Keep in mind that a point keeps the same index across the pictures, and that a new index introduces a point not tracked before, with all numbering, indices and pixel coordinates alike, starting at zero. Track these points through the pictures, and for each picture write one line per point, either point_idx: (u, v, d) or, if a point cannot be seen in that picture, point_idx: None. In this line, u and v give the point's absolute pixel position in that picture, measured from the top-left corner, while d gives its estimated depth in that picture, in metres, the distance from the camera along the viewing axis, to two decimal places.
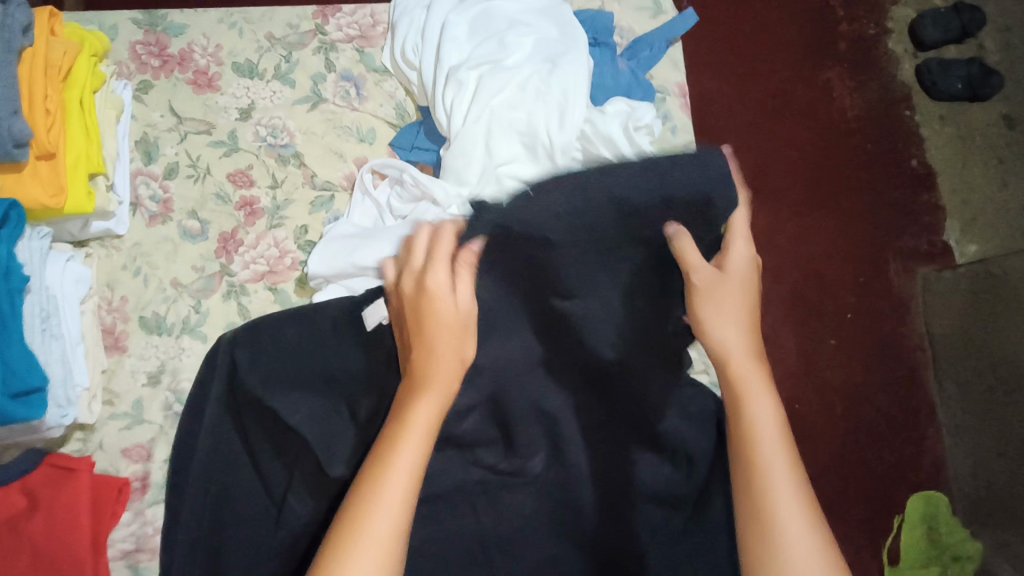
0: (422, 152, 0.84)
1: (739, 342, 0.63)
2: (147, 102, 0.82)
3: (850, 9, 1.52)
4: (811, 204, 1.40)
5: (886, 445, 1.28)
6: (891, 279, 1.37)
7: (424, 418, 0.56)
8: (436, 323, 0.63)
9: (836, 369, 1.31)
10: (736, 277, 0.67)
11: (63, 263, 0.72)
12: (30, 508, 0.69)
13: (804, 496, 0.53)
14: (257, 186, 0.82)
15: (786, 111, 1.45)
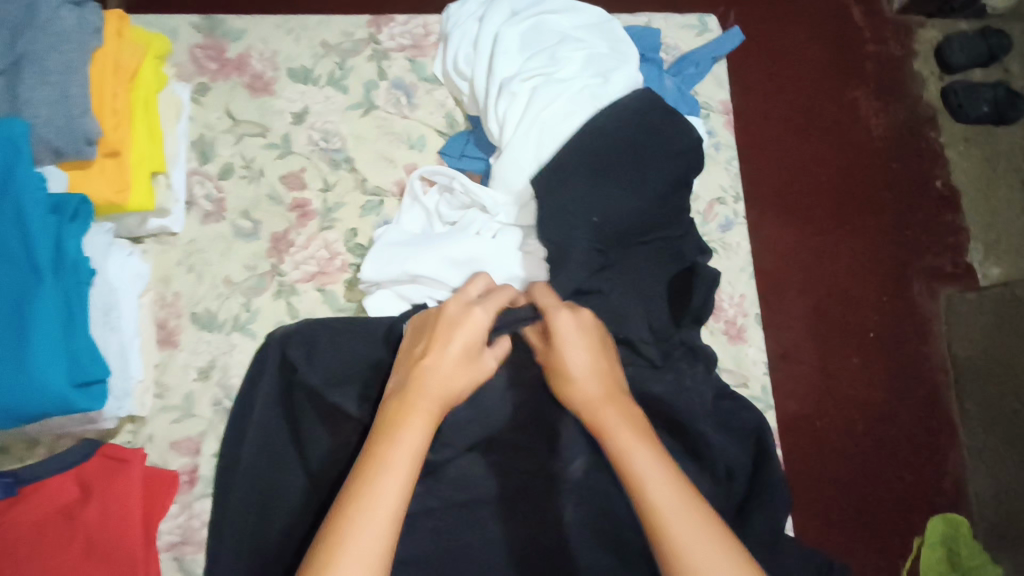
0: (471, 160, 0.85)
1: (593, 395, 0.61)
2: (204, 104, 0.84)
3: (876, 30, 1.53)
4: (841, 222, 1.40)
5: (907, 465, 1.27)
6: (914, 299, 1.38)
7: (416, 435, 0.54)
8: (453, 352, 0.62)
9: (859, 387, 1.30)
10: (566, 335, 0.65)
11: (123, 258, 0.72)
12: (83, 496, 0.70)
13: (692, 519, 0.50)
14: (308, 189, 0.83)
15: (817, 129, 1.45)
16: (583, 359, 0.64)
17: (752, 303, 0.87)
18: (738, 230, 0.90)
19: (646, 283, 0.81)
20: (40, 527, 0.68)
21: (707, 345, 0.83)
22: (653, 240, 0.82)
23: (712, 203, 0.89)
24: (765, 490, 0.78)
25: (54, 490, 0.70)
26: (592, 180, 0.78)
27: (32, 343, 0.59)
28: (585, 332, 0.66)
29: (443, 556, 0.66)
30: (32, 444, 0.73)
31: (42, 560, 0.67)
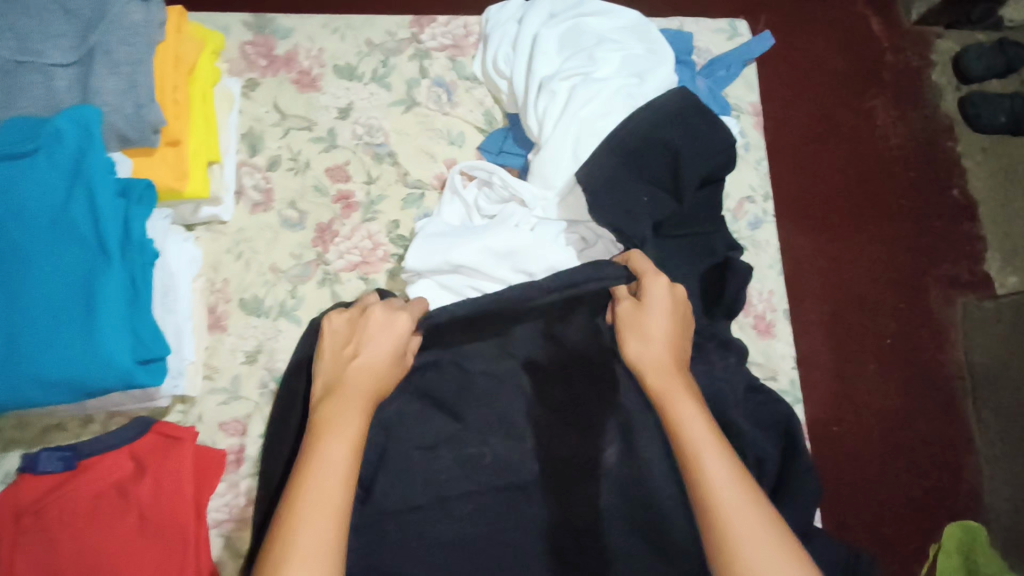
0: (510, 156, 0.88)
1: (663, 360, 0.67)
2: (254, 98, 0.88)
3: (894, 40, 1.55)
4: (861, 227, 1.42)
5: (923, 471, 1.28)
6: (930, 306, 1.39)
7: (351, 424, 0.59)
8: (376, 351, 0.67)
9: (877, 390, 1.32)
10: (654, 302, 0.70)
11: (180, 244, 0.75)
12: (137, 472, 0.73)
13: (741, 487, 0.56)
14: (352, 181, 0.86)
15: (838, 135, 1.46)
16: (664, 328, 0.69)
17: (781, 299, 0.89)
18: (767, 229, 0.92)
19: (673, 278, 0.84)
20: (97, 501, 0.71)
21: (737, 339, 0.85)
22: (684, 237, 0.85)
23: (742, 201, 0.92)
24: (793, 482, 0.79)
25: (108, 465, 0.72)
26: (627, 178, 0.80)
27: (101, 319, 0.62)
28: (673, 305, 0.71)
29: (482, 538, 0.68)
30: (87, 421, 0.76)
31: (100, 532, 0.70)
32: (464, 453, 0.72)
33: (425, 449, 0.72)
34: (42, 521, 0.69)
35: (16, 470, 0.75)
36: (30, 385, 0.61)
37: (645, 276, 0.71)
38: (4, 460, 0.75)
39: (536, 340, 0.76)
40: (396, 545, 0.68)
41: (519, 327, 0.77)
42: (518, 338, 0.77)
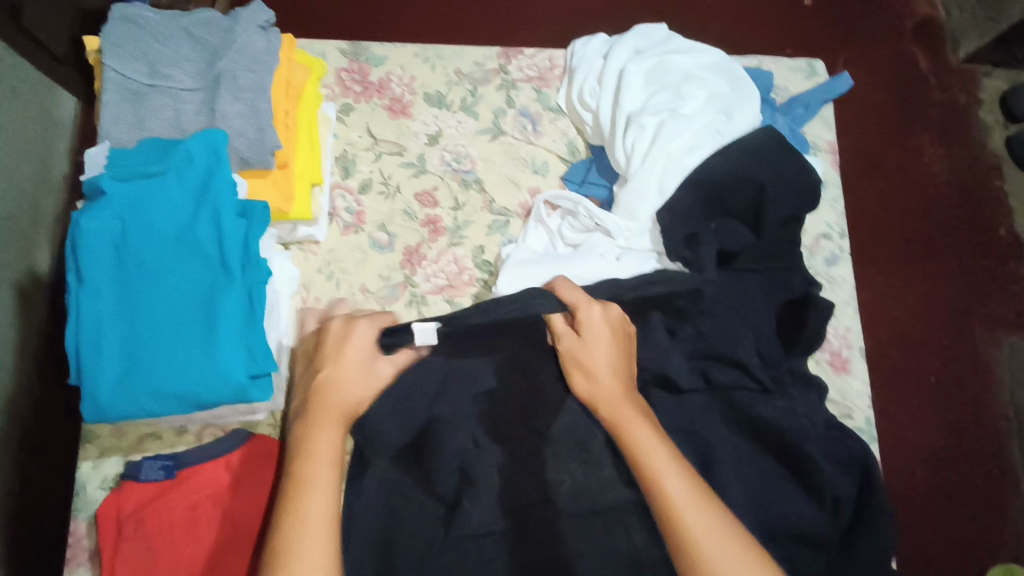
0: (593, 187, 0.91)
1: (608, 395, 0.70)
2: (348, 122, 0.91)
3: (942, 77, 1.55)
4: (914, 263, 1.42)
5: (968, 511, 1.26)
6: (975, 344, 1.39)
7: (329, 440, 0.62)
8: (347, 368, 0.68)
9: (922, 428, 1.31)
10: (594, 331, 0.73)
11: (281, 262, 0.79)
12: (233, 486, 0.74)
13: (696, 503, 0.59)
14: (440, 206, 0.89)
15: (890, 172, 1.48)
16: (607, 355, 0.72)
17: (857, 336, 0.90)
18: (844, 266, 0.92)
19: (750, 310, 0.85)
20: (194, 512, 0.72)
21: (818, 377, 0.86)
22: (762, 271, 0.86)
23: (818, 238, 0.92)
24: (872, 525, 0.78)
25: (206, 476, 0.74)
26: (700, 215, 0.83)
27: (220, 336, 0.64)
28: (614, 330, 0.74)
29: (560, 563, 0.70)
30: (182, 431, 0.79)
31: (197, 542, 0.70)
32: (544, 477, 0.75)
33: (503, 473, 0.75)
34: (141, 529, 0.71)
35: (115, 476, 0.77)
36: (148, 395, 0.64)
37: (577, 307, 0.74)
38: (103, 465, 0.77)
39: None
40: (475, 566, 0.70)
41: None
42: None
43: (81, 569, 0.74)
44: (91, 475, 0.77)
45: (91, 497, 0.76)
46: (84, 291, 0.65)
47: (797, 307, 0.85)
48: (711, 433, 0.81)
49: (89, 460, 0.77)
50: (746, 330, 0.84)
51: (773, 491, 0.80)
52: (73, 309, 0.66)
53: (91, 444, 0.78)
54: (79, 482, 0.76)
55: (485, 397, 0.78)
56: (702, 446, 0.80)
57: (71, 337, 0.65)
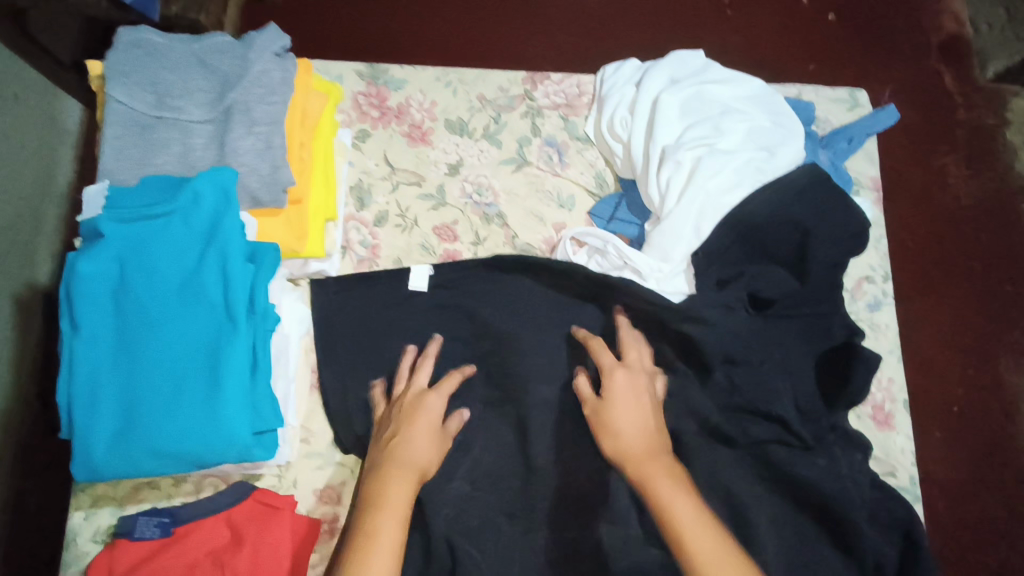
0: (622, 224, 0.85)
1: (638, 451, 0.67)
2: (364, 150, 0.86)
3: (968, 96, 1.49)
4: (945, 293, 1.36)
5: (991, 550, 1.20)
6: (1001, 375, 1.32)
7: (400, 497, 0.63)
8: (425, 431, 0.70)
9: (946, 464, 1.25)
10: (622, 392, 0.71)
11: (292, 302, 0.75)
12: (234, 543, 0.69)
13: (728, 564, 0.58)
14: (460, 241, 0.84)
15: (918, 195, 1.41)
16: (639, 413, 0.70)
17: (901, 388, 0.84)
18: (887, 312, 0.87)
19: (784, 352, 0.79)
20: (190, 572, 0.67)
21: (859, 433, 0.80)
22: (800, 317, 0.80)
23: (860, 281, 0.87)
24: None
25: (206, 533, 0.69)
26: (730, 256, 0.80)
27: (224, 393, 0.59)
28: (639, 386, 0.72)
29: None
30: (180, 480, 0.74)
31: None
32: (565, 533, 0.73)
33: (519, 524, 0.74)
34: None
35: (108, 527, 0.72)
36: (146, 456, 0.59)
37: (607, 368, 0.73)
38: (96, 516, 0.72)
39: None
40: None
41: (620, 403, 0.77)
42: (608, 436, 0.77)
43: None
44: (83, 526, 0.72)
45: (83, 550, 0.71)
46: (79, 341, 0.60)
47: (832, 355, 0.82)
48: (743, 485, 0.76)
49: (81, 510, 0.72)
50: (784, 378, 0.78)
51: (811, 554, 0.75)
52: (66, 360, 0.61)
53: (83, 493, 0.73)
54: (70, 534, 0.72)
55: (498, 446, 0.77)
56: (734, 499, 0.75)
57: (63, 391, 0.61)
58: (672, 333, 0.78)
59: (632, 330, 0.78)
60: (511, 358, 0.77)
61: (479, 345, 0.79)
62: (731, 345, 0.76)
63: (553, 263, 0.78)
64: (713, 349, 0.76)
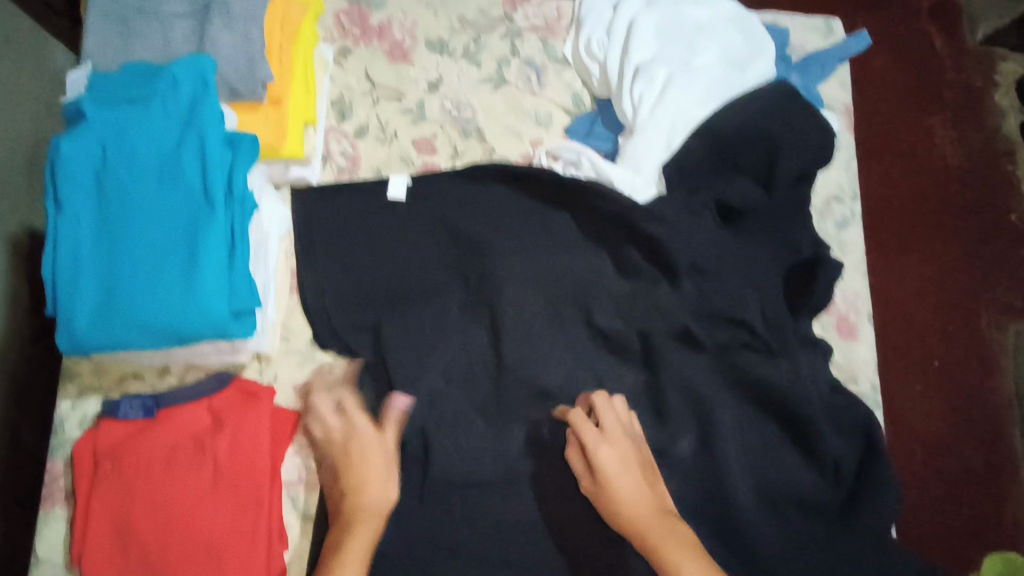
0: (597, 139, 0.87)
1: (644, 518, 0.68)
2: (346, 67, 0.88)
3: (957, 58, 1.49)
4: (927, 248, 1.38)
5: (964, 498, 1.23)
6: (980, 330, 1.34)
7: (354, 561, 0.66)
8: (369, 473, 0.71)
9: (920, 414, 1.28)
10: (612, 470, 0.71)
11: (272, 201, 0.77)
12: (215, 426, 0.73)
13: None
14: (438, 154, 0.86)
15: (901, 153, 1.43)
16: (634, 482, 0.71)
17: (866, 301, 0.87)
18: (855, 230, 0.89)
19: (753, 266, 0.81)
20: (173, 453, 0.72)
21: (822, 340, 0.83)
22: (770, 231, 0.82)
23: (829, 201, 0.89)
24: (872, 496, 0.78)
25: (187, 418, 0.74)
26: (701, 168, 0.81)
27: (200, 269, 0.62)
28: (627, 456, 0.72)
29: (557, 520, 0.77)
30: (164, 373, 0.78)
31: (173, 481, 0.71)
32: (538, 431, 0.78)
33: (494, 421, 0.79)
34: (116, 468, 0.71)
35: (93, 416, 0.77)
36: (127, 329, 0.62)
37: (592, 446, 0.72)
38: (83, 404, 0.77)
39: (607, 300, 0.80)
40: (463, 520, 0.76)
41: (593, 307, 0.80)
42: (573, 338, 0.80)
43: (57, 509, 0.75)
44: (70, 414, 0.77)
45: (68, 436, 0.76)
46: (63, 219, 0.63)
47: (800, 268, 0.83)
48: (708, 387, 0.79)
49: (69, 399, 0.77)
50: (751, 288, 0.80)
51: (770, 456, 0.80)
52: (51, 238, 0.63)
53: (71, 383, 0.78)
54: (58, 420, 0.77)
55: (472, 347, 0.80)
56: (699, 402, 0.79)
57: (48, 267, 0.63)
58: (642, 242, 0.80)
59: (604, 395, 0.76)
60: (489, 262, 0.80)
61: (454, 253, 0.81)
62: (697, 256, 0.79)
63: (530, 171, 0.81)
64: (681, 254, 0.79)
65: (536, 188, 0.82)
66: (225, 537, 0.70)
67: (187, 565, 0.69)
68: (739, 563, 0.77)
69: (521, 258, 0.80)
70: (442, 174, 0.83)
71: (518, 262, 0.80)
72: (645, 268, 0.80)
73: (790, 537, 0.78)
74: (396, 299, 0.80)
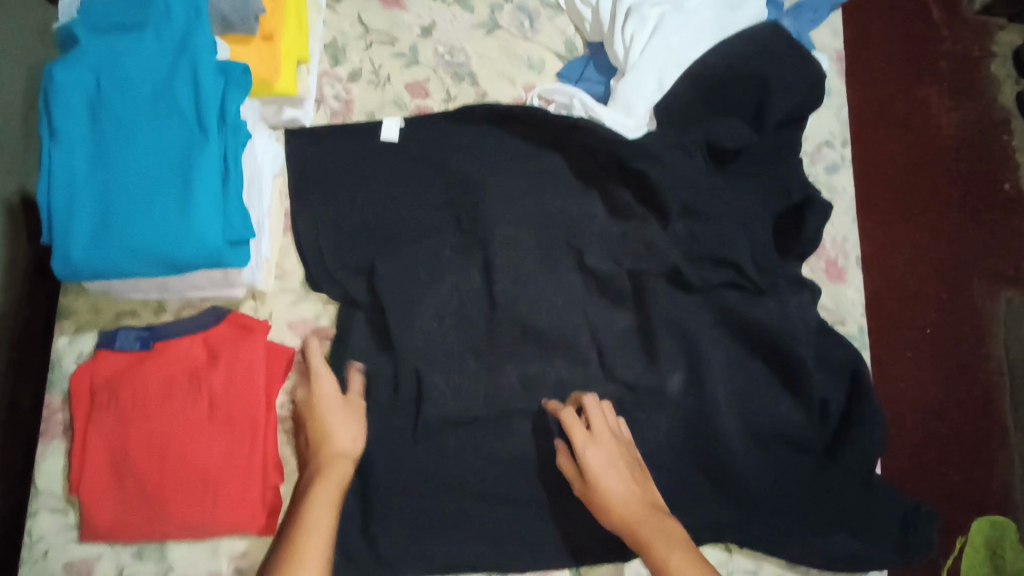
0: (589, 84, 0.88)
1: (632, 515, 0.69)
2: (339, 11, 0.88)
3: (952, 28, 1.40)
4: (923, 216, 1.31)
5: (954, 463, 1.19)
6: (972, 300, 1.28)
7: (323, 509, 0.67)
8: (333, 419, 0.73)
9: (912, 382, 1.22)
10: (599, 468, 0.71)
11: (266, 139, 0.78)
12: (210, 360, 0.74)
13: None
14: (431, 98, 0.86)
15: (898, 118, 1.34)
16: (623, 481, 0.71)
17: (854, 246, 0.88)
18: (846, 175, 0.90)
19: (744, 208, 0.82)
20: (168, 385, 0.73)
21: (811, 280, 0.84)
22: (762, 174, 0.82)
23: (820, 146, 0.90)
24: (860, 434, 0.78)
25: (183, 351, 0.75)
26: (692, 110, 0.82)
27: (194, 195, 0.63)
28: (615, 455, 0.72)
29: (547, 456, 0.78)
30: (160, 311, 0.79)
31: (170, 411, 0.72)
32: (529, 370, 0.79)
33: (485, 360, 0.79)
34: (114, 398, 0.72)
35: (90, 351, 0.78)
36: (122, 254, 0.62)
37: (579, 445, 0.72)
38: (79, 341, 0.78)
39: (599, 241, 0.80)
40: (454, 456, 0.77)
41: (585, 247, 0.80)
42: (565, 279, 0.80)
43: (55, 442, 0.77)
44: (67, 349, 0.78)
45: (65, 371, 0.77)
46: (57, 145, 0.63)
47: (790, 210, 0.84)
48: (699, 327, 0.79)
49: (65, 334, 0.78)
50: (741, 229, 0.81)
51: (758, 394, 0.81)
52: (45, 164, 0.64)
53: (67, 320, 0.78)
54: (55, 356, 0.77)
55: (462, 287, 0.80)
56: (690, 341, 0.79)
57: (43, 193, 0.64)
58: (633, 182, 0.80)
59: (592, 396, 0.76)
60: (481, 202, 0.80)
61: (447, 194, 0.81)
62: (687, 195, 0.79)
63: (521, 112, 0.81)
64: (670, 196, 0.79)
65: (526, 130, 0.82)
66: (220, 465, 0.72)
67: (183, 491, 0.71)
68: (725, 497, 0.79)
69: (513, 199, 0.80)
70: (434, 116, 0.84)
71: (510, 202, 0.80)
72: (637, 208, 0.80)
73: (776, 473, 0.80)
74: (387, 239, 0.80)
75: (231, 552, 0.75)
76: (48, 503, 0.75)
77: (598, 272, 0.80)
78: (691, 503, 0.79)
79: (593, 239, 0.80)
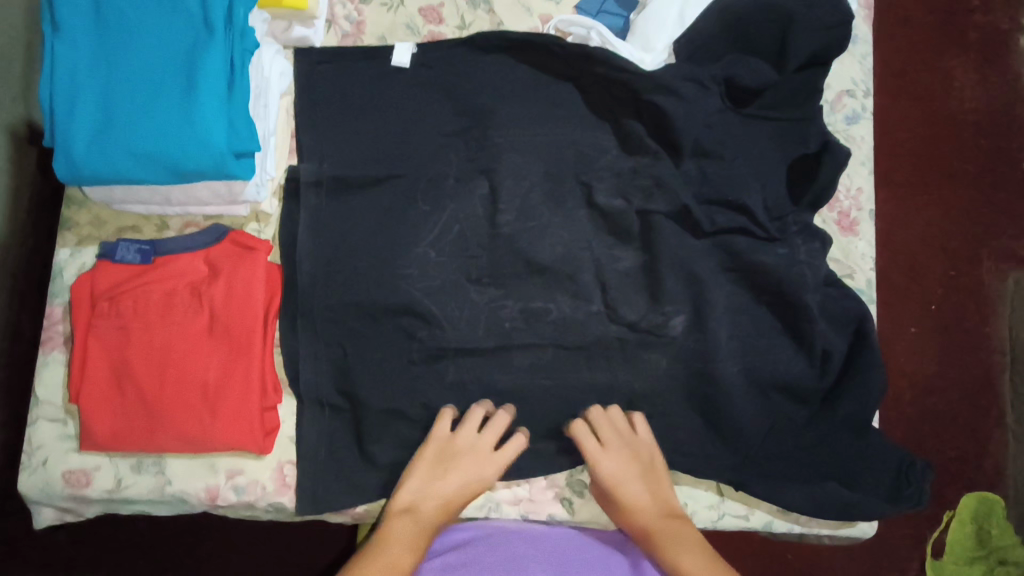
0: (608, 17, 0.85)
1: (648, 517, 0.72)
2: None
3: None
4: (939, 191, 1.27)
5: (949, 438, 1.20)
6: (981, 278, 1.25)
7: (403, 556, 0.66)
8: (454, 490, 0.72)
9: (913, 357, 1.21)
10: (617, 478, 0.73)
11: (273, 54, 0.77)
12: (211, 275, 0.74)
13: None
14: (444, 24, 0.84)
15: (920, 89, 1.29)
16: (640, 489, 0.74)
17: (869, 198, 0.86)
18: (865, 125, 0.88)
19: (758, 152, 0.80)
20: (170, 298, 0.73)
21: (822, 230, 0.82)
22: (778, 118, 0.80)
23: (841, 94, 0.87)
24: (858, 388, 0.78)
25: (184, 266, 0.75)
26: (710, 48, 0.80)
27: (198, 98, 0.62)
28: (630, 462, 0.74)
29: (544, 392, 0.78)
30: (162, 228, 0.78)
31: (171, 325, 0.72)
32: (530, 305, 0.78)
33: (486, 293, 0.78)
34: (116, 309, 0.73)
35: (91, 265, 0.77)
36: (123, 156, 0.61)
37: (593, 457, 0.74)
38: (81, 254, 0.77)
39: (609, 178, 0.79)
40: (452, 385, 0.77)
41: (594, 182, 0.79)
42: (572, 216, 0.79)
43: (56, 353, 0.77)
44: (69, 262, 0.77)
45: (66, 283, 0.77)
46: (60, 41, 0.62)
47: (808, 156, 0.80)
48: (706, 271, 0.78)
49: (67, 247, 0.78)
50: (754, 174, 0.79)
51: (761, 341, 0.80)
52: (48, 60, 0.63)
53: (69, 233, 0.78)
54: (57, 267, 0.77)
55: (465, 218, 0.78)
56: (697, 285, 0.78)
57: (45, 91, 0.63)
58: (647, 120, 0.79)
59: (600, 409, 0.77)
60: (490, 131, 0.79)
61: (457, 123, 0.80)
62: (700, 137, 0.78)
63: (535, 41, 0.79)
64: (683, 135, 0.77)
65: (540, 60, 0.80)
66: (219, 380, 0.72)
67: (182, 403, 0.71)
68: (720, 441, 0.79)
69: (523, 130, 0.79)
70: (443, 44, 0.81)
71: (521, 133, 0.79)
72: (647, 144, 0.79)
73: (772, 419, 0.79)
74: (393, 165, 0.79)
75: (230, 468, 0.75)
76: (47, 413, 0.75)
77: (605, 210, 0.78)
78: (684, 444, 0.80)
79: (604, 175, 0.79)
